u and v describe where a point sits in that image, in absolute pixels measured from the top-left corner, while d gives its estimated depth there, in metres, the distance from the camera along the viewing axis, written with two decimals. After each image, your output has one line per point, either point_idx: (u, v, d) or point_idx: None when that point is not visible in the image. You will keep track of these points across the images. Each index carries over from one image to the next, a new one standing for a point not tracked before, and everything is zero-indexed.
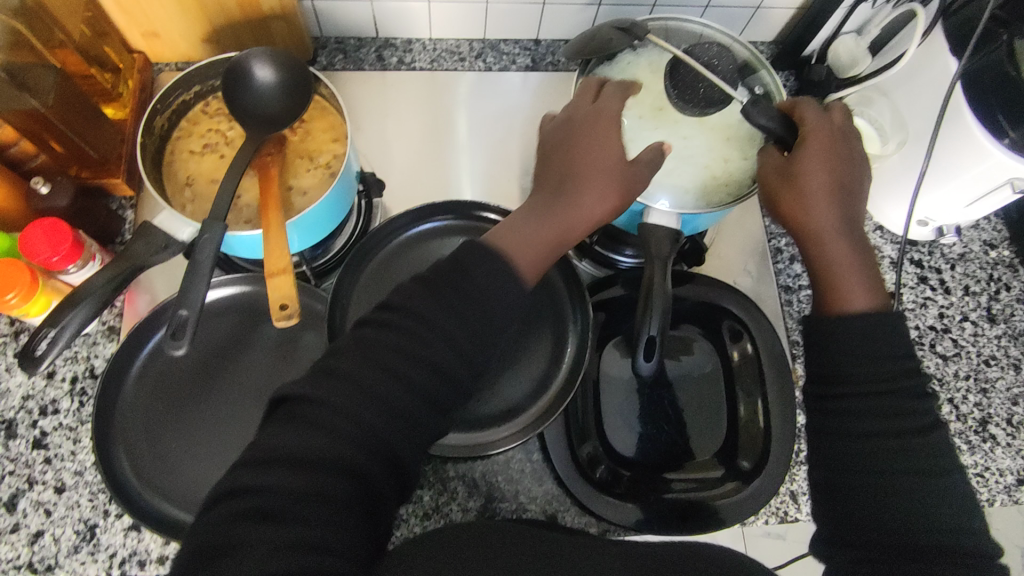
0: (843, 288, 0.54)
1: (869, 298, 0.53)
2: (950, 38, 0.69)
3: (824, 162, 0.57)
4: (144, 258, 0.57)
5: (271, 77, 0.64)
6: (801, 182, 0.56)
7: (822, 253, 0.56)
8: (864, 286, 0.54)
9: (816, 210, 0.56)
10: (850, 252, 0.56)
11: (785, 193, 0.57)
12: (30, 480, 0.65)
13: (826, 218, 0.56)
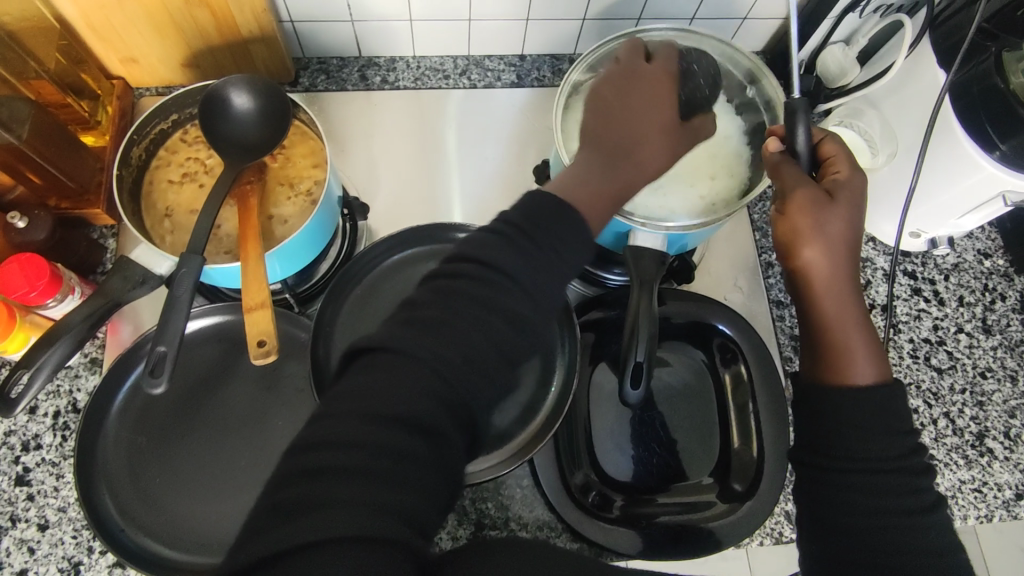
0: (846, 355, 0.53)
1: (876, 371, 0.53)
2: (938, 49, 0.68)
3: (848, 224, 0.54)
4: (121, 294, 0.56)
5: (248, 104, 0.63)
6: (823, 238, 0.54)
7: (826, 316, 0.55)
8: (869, 354, 0.53)
9: (838, 269, 0.54)
10: (858, 315, 0.55)
11: (814, 246, 0.54)
12: (13, 518, 0.64)
13: (842, 278, 0.54)
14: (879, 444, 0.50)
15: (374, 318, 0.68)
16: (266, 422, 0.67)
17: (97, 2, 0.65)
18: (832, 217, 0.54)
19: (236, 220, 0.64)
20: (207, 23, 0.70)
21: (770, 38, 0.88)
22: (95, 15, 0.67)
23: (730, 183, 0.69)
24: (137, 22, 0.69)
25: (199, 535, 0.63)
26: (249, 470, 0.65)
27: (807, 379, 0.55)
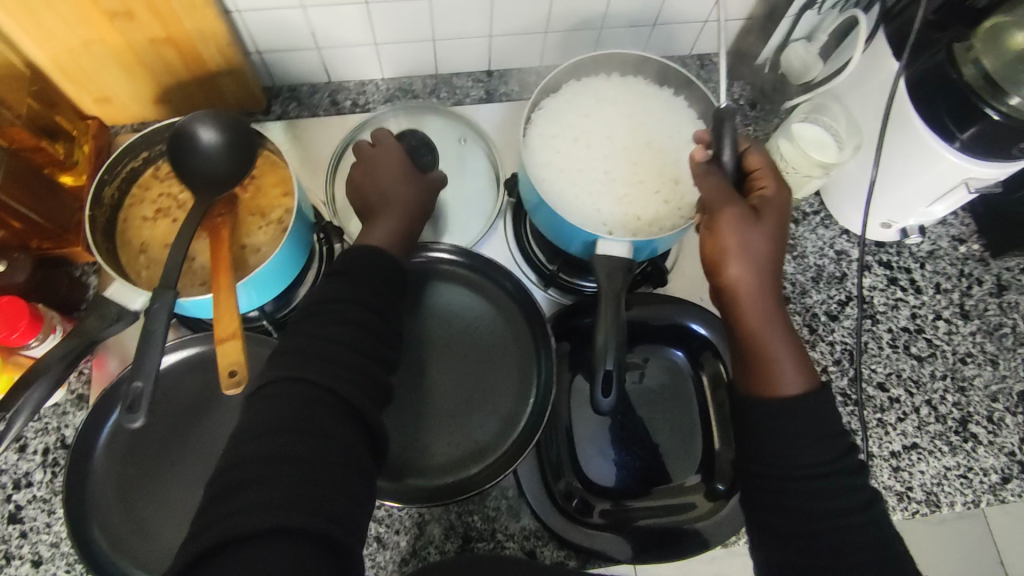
0: (773, 370, 0.55)
1: (802, 381, 0.55)
2: (891, 42, 0.69)
3: (771, 244, 0.55)
4: (97, 333, 0.58)
5: (215, 138, 0.64)
6: (753, 260, 0.54)
7: (756, 330, 0.55)
8: (794, 369, 0.55)
9: (761, 286, 0.55)
10: (780, 330, 0.56)
11: (733, 265, 0.54)
12: (7, 555, 0.65)
13: (765, 297, 0.55)
14: (814, 446, 0.53)
15: None
16: None
17: (65, 46, 0.67)
18: (757, 236, 0.54)
19: (209, 252, 0.65)
20: (174, 60, 0.72)
21: (733, 38, 0.89)
22: (64, 60, 0.69)
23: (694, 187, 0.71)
24: (106, 63, 0.70)
25: None
26: None
27: (742, 391, 0.57)
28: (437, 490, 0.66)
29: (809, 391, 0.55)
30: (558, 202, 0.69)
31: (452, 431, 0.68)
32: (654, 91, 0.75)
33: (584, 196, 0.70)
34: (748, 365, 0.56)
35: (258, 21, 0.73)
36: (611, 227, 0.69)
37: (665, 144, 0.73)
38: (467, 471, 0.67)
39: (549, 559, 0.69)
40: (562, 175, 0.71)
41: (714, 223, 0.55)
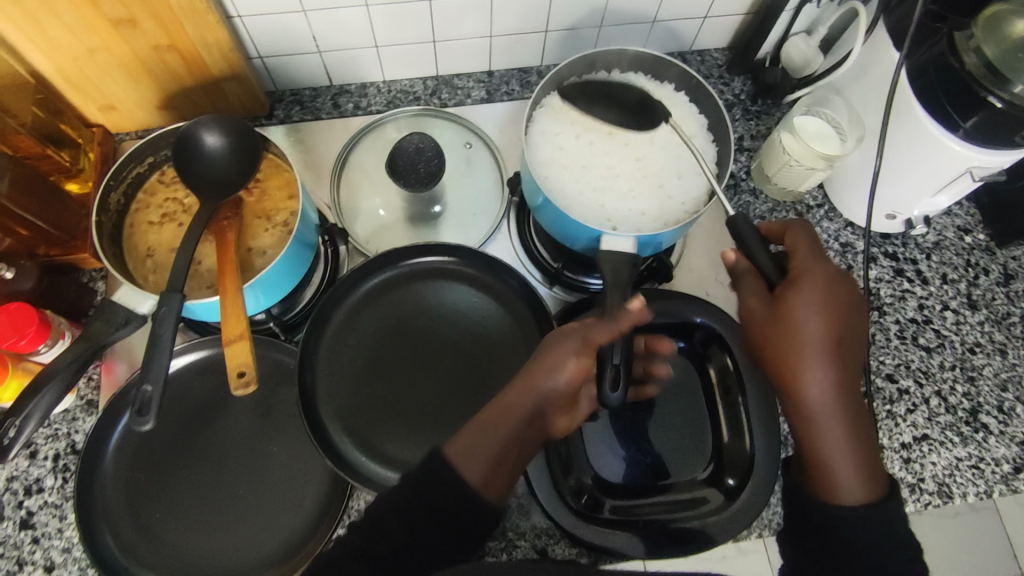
0: (836, 479, 0.53)
1: (866, 493, 0.53)
2: (892, 32, 0.69)
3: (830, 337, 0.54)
4: (105, 337, 0.58)
5: (220, 142, 0.65)
6: (816, 361, 0.54)
7: (822, 430, 0.54)
8: (860, 480, 0.53)
9: (813, 373, 0.54)
10: (841, 429, 0.54)
11: (772, 351, 0.56)
12: (20, 561, 0.65)
13: (821, 385, 0.54)
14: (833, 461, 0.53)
15: (360, 340, 0.70)
16: (259, 451, 0.68)
17: (69, 55, 0.67)
18: (812, 328, 0.55)
19: (215, 255, 0.66)
20: (177, 66, 0.72)
21: (733, 33, 0.89)
22: (68, 68, 0.69)
23: (695, 183, 0.72)
24: (110, 71, 0.71)
25: (204, 568, 0.64)
26: (247, 499, 0.67)
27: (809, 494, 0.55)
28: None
29: (870, 503, 0.52)
30: (563, 198, 0.70)
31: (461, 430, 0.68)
32: (655, 87, 0.76)
33: (588, 192, 0.71)
34: (807, 476, 0.55)
35: (260, 25, 0.73)
36: (616, 222, 0.70)
37: (668, 140, 0.73)
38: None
39: (560, 557, 0.69)
40: (566, 172, 0.72)
41: (748, 310, 0.59)
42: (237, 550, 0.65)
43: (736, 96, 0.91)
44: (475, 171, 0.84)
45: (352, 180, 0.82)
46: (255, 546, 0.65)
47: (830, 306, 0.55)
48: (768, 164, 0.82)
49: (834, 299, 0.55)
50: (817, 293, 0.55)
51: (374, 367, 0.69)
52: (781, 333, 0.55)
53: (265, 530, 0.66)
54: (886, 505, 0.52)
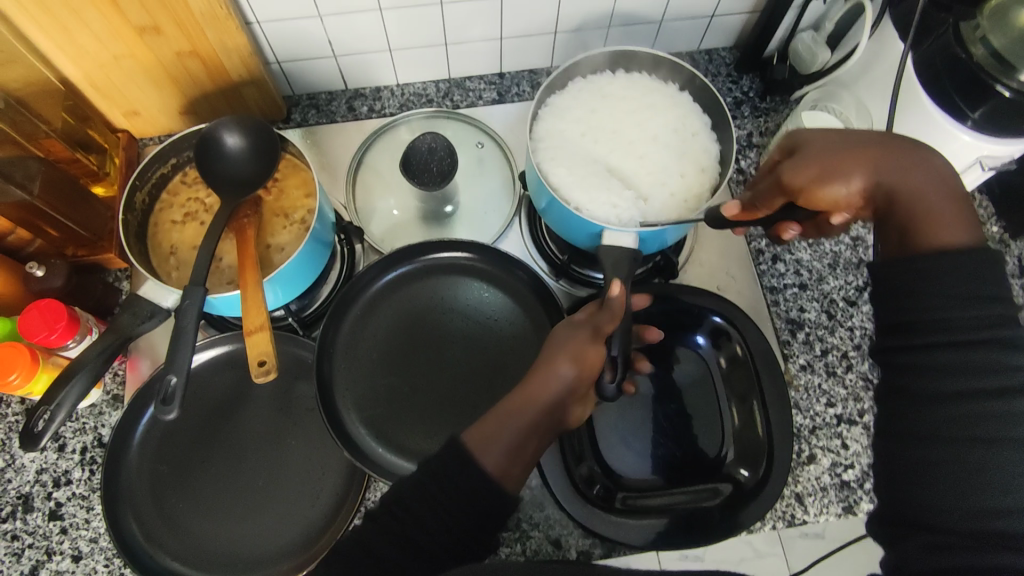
0: (941, 217, 0.50)
1: (971, 231, 0.49)
2: (898, 25, 0.69)
3: (854, 141, 0.55)
4: (132, 329, 0.60)
5: (239, 143, 0.67)
6: (852, 161, 0.54)
7: (915, 199, 0.51)
8: (964, 217, 0.50)
9: (897, 154, 0.53)
10: (951, 191, 0.51)
11: (846, 153, 0.54)
12: (49, 551, 0.67)
13: (911, 159, 0.53)
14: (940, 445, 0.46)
15: (375, 335, 0.72)
16: (279, 443, 0.70)
17: (96, 62, 0.70)
18: (830, 149, 0.55)
19: (235, 252, 0.68)
20: (199, 72, 0.75)
21: (740, 32, 0.90)
22: (96, 75, 0.72)
23: (702, 179, 0.72)
24: (135, 77, 0.73)
25: (225, 556, 0.66)
26: (266, 490, 0.68)
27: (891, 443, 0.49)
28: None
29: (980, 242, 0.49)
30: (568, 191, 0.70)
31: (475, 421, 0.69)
32: (660, 87, 0.76)
33: (595, 183, 0.70)
34: (915, 226, 0.50)
35: (277, 31, 0.76)
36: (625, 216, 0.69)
37: (672, 138, 0.74)
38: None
39: (575, 547, 0.69)
40: (573, 166, 0.72)
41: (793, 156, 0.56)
42: (257, 539, 0.66)
43: (744, 94, 0.91)
44: (485, 170, 0.85)
45: (364, 181, 0.84)
46: (274, 536, 0.66)
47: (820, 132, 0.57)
48: None
49: (830, 140, 0.56)
50: (818, 138, 0.56)
51: (388, 361, 0.71)
52: (844, 144, 0.55)
53: (284, 519, 0.67)
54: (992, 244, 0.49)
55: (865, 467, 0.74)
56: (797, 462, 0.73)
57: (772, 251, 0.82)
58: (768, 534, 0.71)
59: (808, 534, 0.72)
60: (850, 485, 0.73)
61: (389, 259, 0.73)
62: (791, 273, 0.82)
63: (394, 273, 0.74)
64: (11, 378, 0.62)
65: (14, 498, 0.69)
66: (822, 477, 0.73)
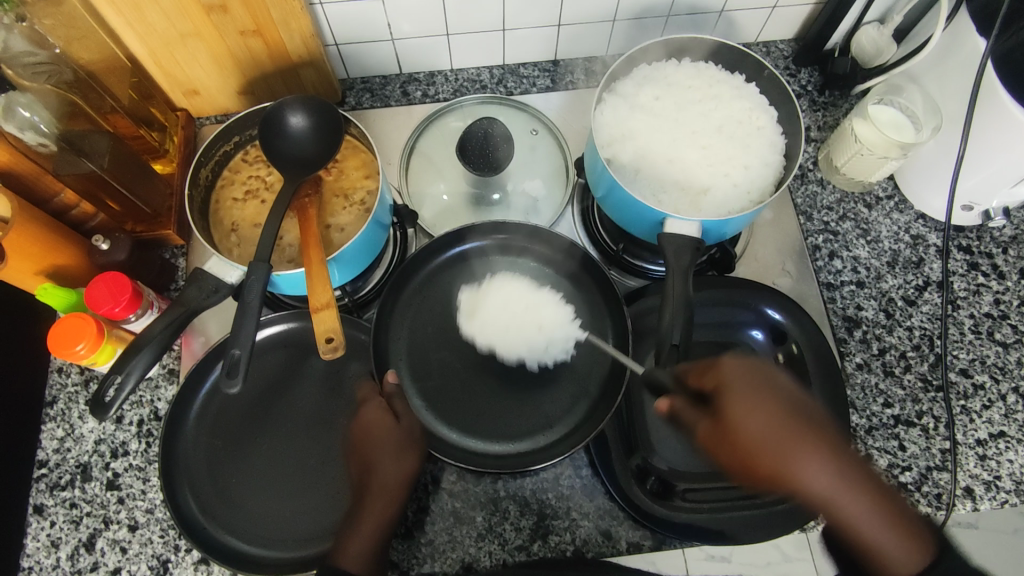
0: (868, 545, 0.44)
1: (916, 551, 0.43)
2: (977, 18, 0.67)
3: (778, 424, 0.44)
4: (198, 302, 0.61)
5: (303, 122, 0.67)
6: (807, 462, 0.43)
7: (839, 522, 0.44)
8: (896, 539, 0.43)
9: (798, 471, 0.43)
10: (861, 505, 0.43)
11: (767, 480, 0.44)
12: (106, 520, 0.68)
13: (812, 478, 0.43)
14: None
15: (431, 310, 0.73)
16: (331, 422, 0.70)
17: (162, 40, 0.70)
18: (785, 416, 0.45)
19: (297, 231, 0.68)
20: (261, 52, 0.75)
21: (801, 24, 0.88)
22: (160, 52, 0.72)
23: (765, 172, 0.71)
24: (199, 55, 0.74)
25: (278, 532, 0.66)
26: (319, 469, 0.69)
27: None
28: (504, 456, 0.67)
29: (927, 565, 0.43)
30: (512, 349, 0.70)
31: (529, 405, 0.69)
32: (725, 77, 0.75)
33: (545, 405, 0.69)
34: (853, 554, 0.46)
35: (338, 13, 0.76)
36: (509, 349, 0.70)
37: (736, 130, 0.73)
38: (535, 439, 0.68)
39: (624, 538, 0.69)
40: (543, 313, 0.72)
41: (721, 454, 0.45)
42: (310, 516, 0.67)
43: (803, 88, 0.90)
44: (538, 158, 0.84)
45: (416, 166, 0.83)
46: (326, 515, 0.67)
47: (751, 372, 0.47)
48: (837, 154, 0.81)
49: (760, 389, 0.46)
50: (746, 388, 0.46)
51: (443, 335, 0.72)
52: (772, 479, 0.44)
53: (336, 498, 0.67)
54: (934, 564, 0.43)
55: (923, 470, 0.72)
56: None
57: (829, 248, 0.81)
58: (798, 536, 0.71)
59: None
60: (907, 487, 0.72)
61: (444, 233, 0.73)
62: (848, 270, 0.80)
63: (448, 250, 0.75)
64: (78, 348, 0.63)
65: (73, 466, 0.70)
66: (879, 478, 0.72)
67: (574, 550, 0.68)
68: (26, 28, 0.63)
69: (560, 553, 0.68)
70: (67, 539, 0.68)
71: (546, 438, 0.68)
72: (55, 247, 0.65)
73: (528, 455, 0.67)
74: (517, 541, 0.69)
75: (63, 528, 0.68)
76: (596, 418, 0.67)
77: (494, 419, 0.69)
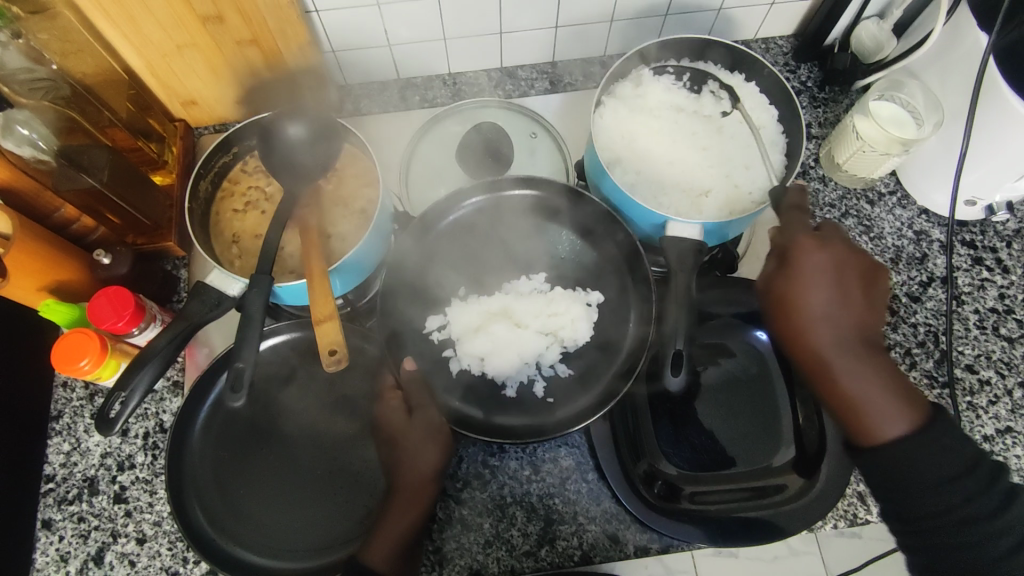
0: (854, 405, 0.56)
1: (902, 422, 0.55)
2: (977, 13, 0.66)
3: (816, 282, 0.58)
4: (200, 317, 0.61)
5: (301, 132, 0.67)
6: (814, 289, 0.58)
7: (839, 397, 0.57)
8: (892, 406, 0.55)
9: (814, 330, 0.58)
10: (868, 381, 0.56)
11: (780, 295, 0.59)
12: (114, 534, 0.69)
13: (821, 334, 0.57)
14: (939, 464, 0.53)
15: None
16: (337, 432, 0.70)
17: (159, 51, 0.70)
18: (850, 299, 0.58)
19: (298, 242, 0.68)
20: (258, 61, 0.75)
21: (800, 19, 0.88)
22: (157, 64, 0.72)
23: (767, 171, 0.71)
24: (195, 66, 0.73)
25: (286, 542, 0.66)
26: (326, 479, 0.69)
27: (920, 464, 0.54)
28: (524, 427, 0.67)
29: (912, 432, 0.54)
30: (526, 340, 0.70)
31: (555, 366, 0.70)
32: (724, 78, 0.75)
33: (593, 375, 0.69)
34: (842, 421, 0.58)
35: (335, 20, 0.75)
36: (531, 358, 0.70)
37: (738, 130, 0.72)
38: (571, 405, 0.68)
39: (632, 541, 0.69)
40: (508, 306, 0.71)
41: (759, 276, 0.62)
42: (318, 526, 0.67)
43: (803, 84, 0.89)
44: (539, 162, 0.80)
45: (416, 172, 0.81)
46: (334, 524, 0.67)
47: (834, 262, 0.58)
48: (838, 151, 0.81)
49: (846, 263, 0.58)
50: (828, 271, 0.58)
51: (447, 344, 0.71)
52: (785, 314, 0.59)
53: (343, 508, 0.67)
54: (937, 441, 0.53)
55: None
56: None
57: None
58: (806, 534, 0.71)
59: (845, 534, 0.71)
60: None
61: (447, 219, 0.73)
62: None
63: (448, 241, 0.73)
64: (82, 364, 0.63)
65: (81, 480, 0.70)
66: None
67: (582, 555, 0.69)
68: (22, 45, 0.64)
69: (567, 558, 0.68)
70: (76, 553, 0.68)
71: (567, 409, 0.68)
72: (58, 263, 0.65)
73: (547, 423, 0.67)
74: (525, 547, 0.69)
75: (72, 543, 0.68)
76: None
77: (516, 392, 0.69)
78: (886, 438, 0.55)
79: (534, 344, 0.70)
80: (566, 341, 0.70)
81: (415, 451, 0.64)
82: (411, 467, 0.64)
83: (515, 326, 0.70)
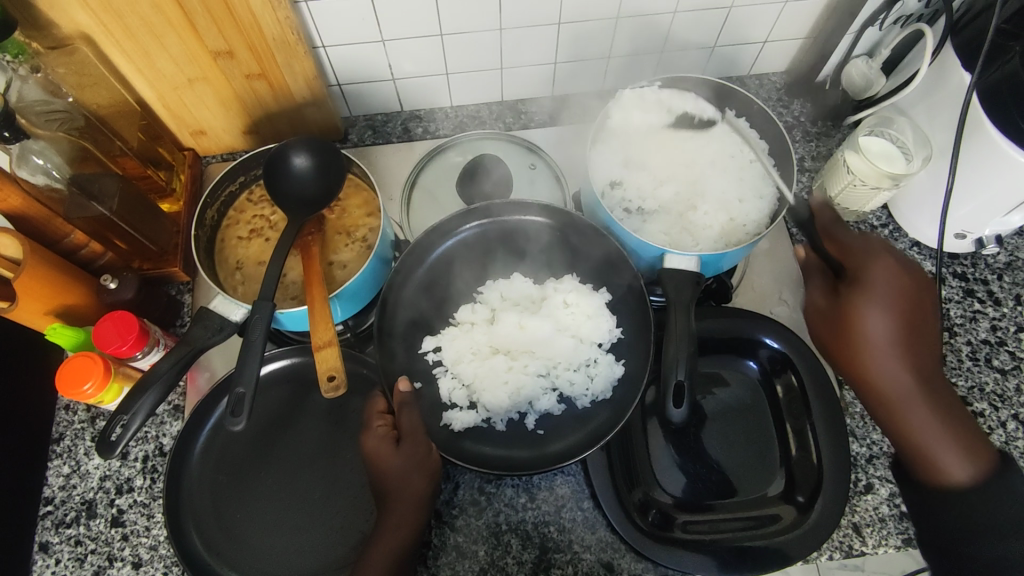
0: (922, 450, 0.59)
1: (965, 467, 0.57)
2: (962, 53, 0.68)
3: (877, 300, 0.61)
4: (203, 341, 0.62)
5: (306, 163, 0.69)
6: (867, 306, 0.61)
7: (911, 444, 0.60)
8: (954, 449, 0.58)
9: (883, 367, 0.60)
10: (931, 421, 0.59)
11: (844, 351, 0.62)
12: (110, 557, 0.69)
13: (889, 371, 0.60)
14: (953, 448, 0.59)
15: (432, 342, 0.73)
16: (333, 458, 0.71)
17: (171, 84, 0.73)
18: (920, 360, 0.60)
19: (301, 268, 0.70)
20: (266, 94, 0.77)
21: (792, 58, 0.90)
22: (169, 96, 0.74)
23: (759, 206, 0.73)
24: (205, 99, 0.76)
25: (282, 568, 0.66)
26: (322, 504, 0.69)
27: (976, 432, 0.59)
28: (518, 459, 0.67)
29: (978, 478, 0.57)
30: (518, 378, 0.70)
31: (549, 404, 0.70)
32: (716, 112, 0.77)
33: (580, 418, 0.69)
34: (911, 463, 0.60)
35: (340, 55, 0.78)
36: (524, 396, 0.69)
37: (728, 163, 0.75)
38: (567, 441, 0.68)
39: (627, 571, 0.69)
40: (511, 343, 0.72)
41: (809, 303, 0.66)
42: (313, 552, 0.67)
43: (796, 119, 0.92)
44: (538, 192, 0.82)
45: (416, 200, 0.83)
46: (330, 549, 0.67)
47: (901, 282, 0.61)
48: (831, 184, 0.82)
49: (891, 283, 0.61)
50: (882, 283, 0.61)
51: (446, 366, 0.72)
52: (849, 344, 0.62)
53: (340, 534, 0.68)
54: (1000, 486, 0.56)
55: None
56: (854, 491, 0.72)
57: None
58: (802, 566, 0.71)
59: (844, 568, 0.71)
60: (910, 517, 0.71)
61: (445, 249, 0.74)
62: None
63: (444, 267, 0.75)
64: (86, 387, 0.64)
65: (79, 503, 0.71)
66: (881, 508, 0.72)
67: None
68: (41, 78, 0.66)
69: None
70: None
71: (561, 442, 0.68)
72: (64, 287, 0.66)
73: (541, 455, 0.67)
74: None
75: (69, 566, 0.69)
76: (604, 428, 0.67)
77: (506, 427, 0.69)
78: (958, 482, 0.57)
79: (529, 382, 0.70)
80: (561, 382, 0.70)
81: (402, 480, 0.61)
82: (405, 482, 0.61)
83: (511, 360, 0.71)
